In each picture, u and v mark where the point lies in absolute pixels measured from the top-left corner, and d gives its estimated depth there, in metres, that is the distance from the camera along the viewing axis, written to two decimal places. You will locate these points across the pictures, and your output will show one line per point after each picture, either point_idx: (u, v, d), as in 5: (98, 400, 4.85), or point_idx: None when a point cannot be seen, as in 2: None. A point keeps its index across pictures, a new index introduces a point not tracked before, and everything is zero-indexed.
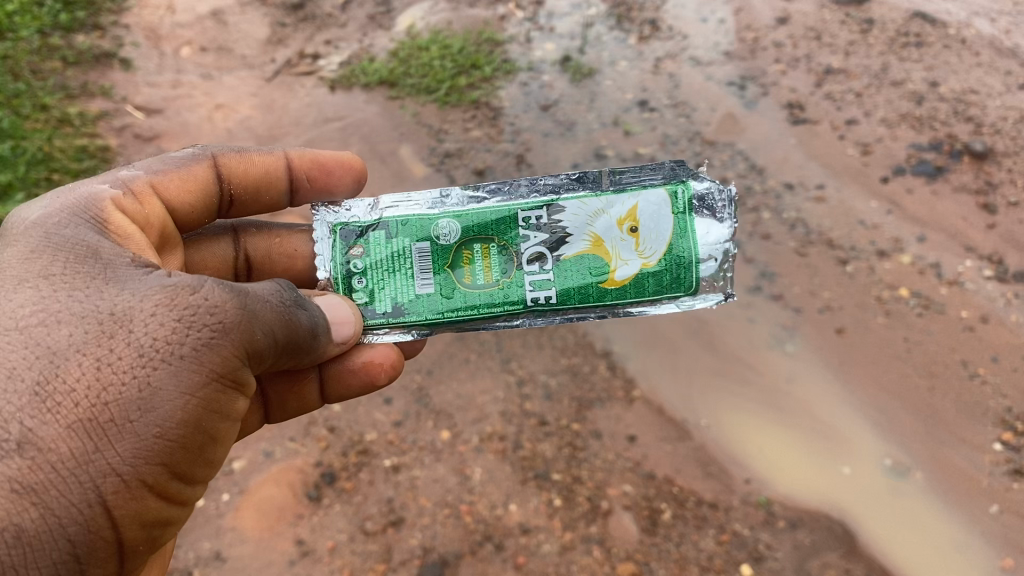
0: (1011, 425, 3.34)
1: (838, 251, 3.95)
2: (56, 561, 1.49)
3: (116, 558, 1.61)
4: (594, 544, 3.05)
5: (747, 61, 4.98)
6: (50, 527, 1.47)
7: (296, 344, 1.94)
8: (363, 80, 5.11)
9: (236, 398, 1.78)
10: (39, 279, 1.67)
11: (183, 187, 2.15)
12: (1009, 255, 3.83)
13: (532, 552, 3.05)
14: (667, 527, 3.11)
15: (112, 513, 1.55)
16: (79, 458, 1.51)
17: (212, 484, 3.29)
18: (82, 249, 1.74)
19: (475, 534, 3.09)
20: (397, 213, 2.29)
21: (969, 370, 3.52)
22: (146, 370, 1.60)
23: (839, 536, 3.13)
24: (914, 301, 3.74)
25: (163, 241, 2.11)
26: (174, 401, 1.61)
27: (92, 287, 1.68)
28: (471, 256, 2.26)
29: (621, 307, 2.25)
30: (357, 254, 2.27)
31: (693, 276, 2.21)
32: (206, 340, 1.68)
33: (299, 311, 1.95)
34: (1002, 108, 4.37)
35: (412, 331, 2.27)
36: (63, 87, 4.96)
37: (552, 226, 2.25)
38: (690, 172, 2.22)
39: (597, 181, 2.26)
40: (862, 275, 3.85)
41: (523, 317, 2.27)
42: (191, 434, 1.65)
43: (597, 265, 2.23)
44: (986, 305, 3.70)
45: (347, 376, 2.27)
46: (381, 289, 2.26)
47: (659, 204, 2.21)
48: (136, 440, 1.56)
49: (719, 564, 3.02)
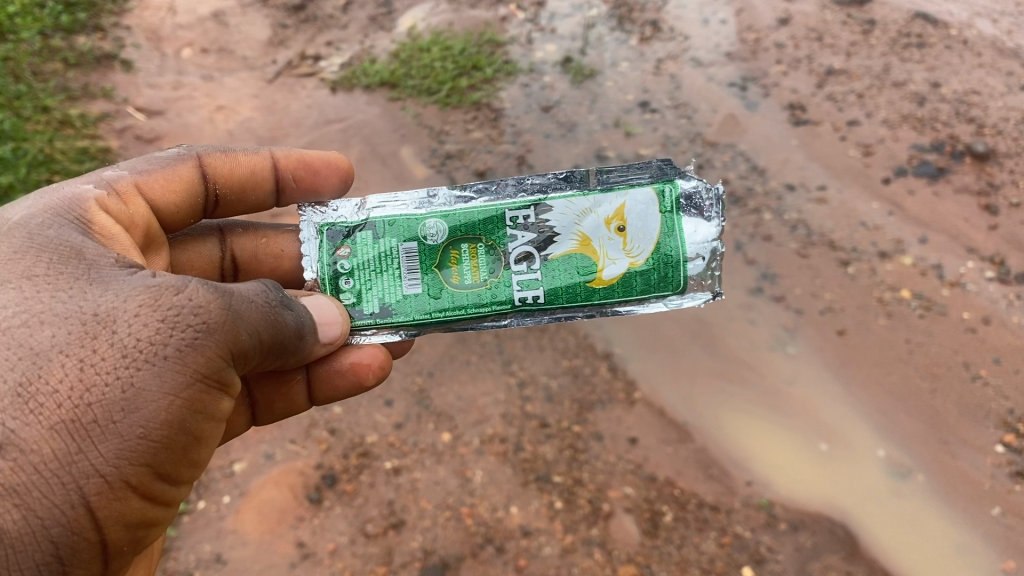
0: (1013, 427, 3.33)
1: (839, 252, 3.95)
2: (38, 563, 1.45)
3: (100, 560, 1.57)
4: (594, 547, 3.05)
5: (748, 62, 4.98)
6: (32, 529, 1.43)
7: (281, 344, 1.92)
8: (364, 81, 5.11)
9: (221, 398, 1.74)
10: (22, 280, 1.63)
11: (168, 187, 2.15)
12: (1011, 256, 3.82)
13: (532, 555, 3.04)
14: (668, 529, 3.10)
15: (96, 514, 1.51)
16: (61, 459, 1.47)
17: (213, 487, 3.29)
18: (66, 251, 1.72)
19: (476, 537, 3.09)
20: (384, 213, 2.27)
21: (971, 372, 3.51)
22: (129, 370, 1.57)
23: (841, 539, 3.13)
24: (916, 303, 3.72)
25: (148, 241, 2.10)
26: (159, 401, 1.58)
27: (76, 288, 1.65)
28: (459, 256, 2.24)
29: (609, 307, 2.23)
30: (344, 255, 2.25)
31: (681, 275, 2.20)
32: (191, 340, 1.65)
33: (285, 311, 1.93)
34: (1004, 108, 4.36)
35: (401, 332, 2.25)
36: (64, 88, 4.96)
37: (540, 225, 2.23)
38: (677, 171, 2.21)
39: (584, 181, 2.24)
40: (864, 277, 3.84)
41: (511, 317, 2.25)
42: (176, 435, 1.62)
43: (585, 264, 2.21)
44: (988, 306, 3.69)
45: (335, 376, 2.26)
46: (368, 289, 2.24)
47: (646, 203, 2.20)
48: (120, 441, 1.53)
49: (720, 566, 3.01)
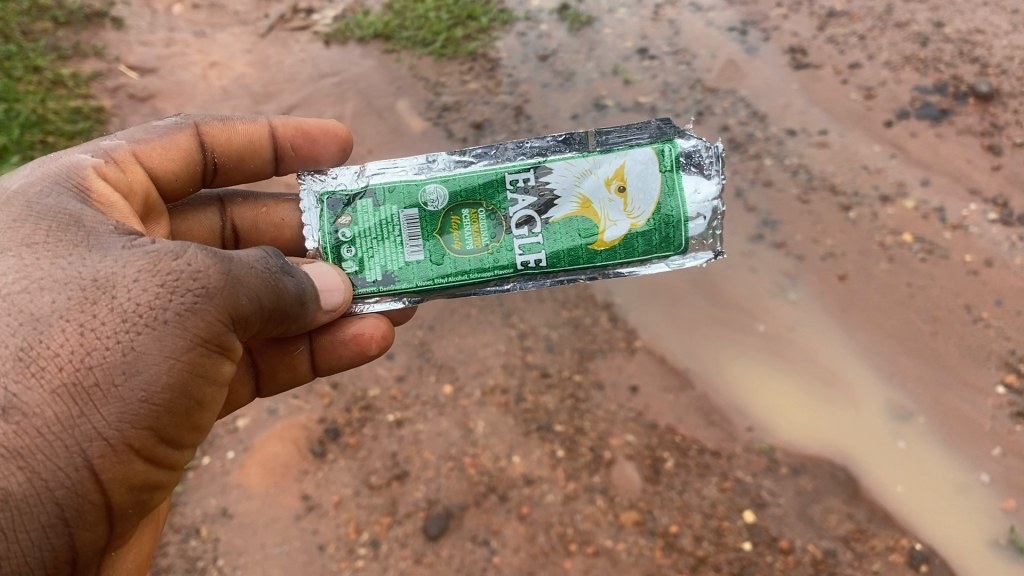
0: (1015, 368, 3.33)
1: (840, 197, 3.91)
2: (45, 525, 1.44)
3: (106, 523, 1.55)
4: (597, 494, 3.07)
5: (748, 5, 4.88)
6: (37, 491, 1.43)
7: (281, 309, 1.90)
8: (358, 33, 5.03)
9: (221, 363, 1.73)
10: (22, 249, 1.61)
11: (165, 156, 2.12)
12: (1014, 197, 3.78)
13: (535, 502, 3.06)
14: (670, 475, 3.12)
15: (100, 476, 1.50)
16: (64, 423, 1.46)
17: (218, 442, 3.31)
18: (65, 221, 1.70)
19: (479, 486, 3.11)
20: (384, 180, 2.24)
21: (973, 314, 3.50)
22: (129, 335, 1.55)
23: (842, 482, 3.15)
24: (917, 247, 3.70)
25: (147, 210, 2.09)
26: (159, 365, 1.57)
27: (75, 256, 1.63)
28: (460, 221, 2.21)
29: (611, 268, 2.21)
30: (345, 223, 2.23)
31: (683, 234, 2.18)
32: (190, 306, 1.63)
33: (285, 277, 1.91)
34: (1009, 47, 4.27)
35: (403, 299, 2.24)
36: (55, 48, 4.89)
37: (540, 188, 2.20)
38: (677, 130, 2.17)
39: (583, 143, 2.21)
40: (865, 221, 3.81)
41: (513, 281, 2.24)
42: (178, 398, 1.61)
43: (586, 226, 2.19)
44: (990, 249, 3.66)
45: (337, 347, 2.27)
46: (370, 257, 2.22)
47: (646, 163, 2.18)
48: (123, 404, 1.52)
49: (722, 511, 3.02)
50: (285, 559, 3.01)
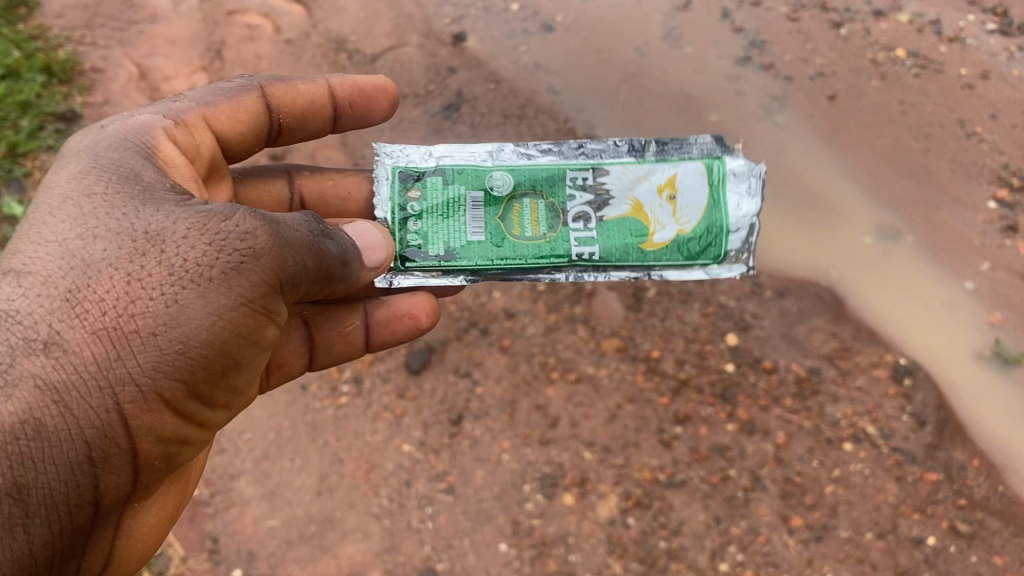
0: (1007, 183, 3.24)
1: (831, 14, 3.70)
2: (73, 462, 1.38)
3: (130, 471, 1.48)
4: (578, 324, 3.00)
5: None
6: (69, 429, 1.37)
7: (330, 270, 1.73)
8: None
9: (264, 327, 1.62)
10: (80, 197, 1.54)
11: (233, 118, 1.91)
12: (1015, 7, 3.59)
13: (517, 335, 3.00)
14: (652, 304, 3.04)
15: (130, 423, 1.43)
16: (100, 363, 1.39)
17: None
18: (125, 171, 1.60)
19: (461, 321, 3.05)
20: (454, 162, 2.11)
21: (967, 130, 3.37)
22: (174, 287, 1.46)
23: (827, 303, 3.09)
24: (911, 62, 3.53)
25: (211, 173, 1.90)
26: (200, 321, 1.47)
27: (129, 205, 1.53)
28: (522, 208, 2.09)
29: (656, 269, 2.06)
30: (414, 197, 2.08)
31: (725, 243, 2.03)
32: (236, 264, 1.52)
33: (326, 244, 1.71)
34: None
35: (459, 277, 2.06)
36: None
37: (598, 187, 2.09)
38: (727, 149, 2.06)
39: (643, 148, 2.10)
40: (856, 38, 3.62)
41: (567, 272, 2.08)
42: (214, 357, 1.51)
43: (638, 227, 2.06)
44: (988, 61, 3.50)
45: (398, 318, 2.13)
46: (434, 232, 2.07)
47: (697, 175, 2.06)
48: (160, 353, 1.44)
49: (705, 335, 2.97)
50: (268, 402, 3.00)
